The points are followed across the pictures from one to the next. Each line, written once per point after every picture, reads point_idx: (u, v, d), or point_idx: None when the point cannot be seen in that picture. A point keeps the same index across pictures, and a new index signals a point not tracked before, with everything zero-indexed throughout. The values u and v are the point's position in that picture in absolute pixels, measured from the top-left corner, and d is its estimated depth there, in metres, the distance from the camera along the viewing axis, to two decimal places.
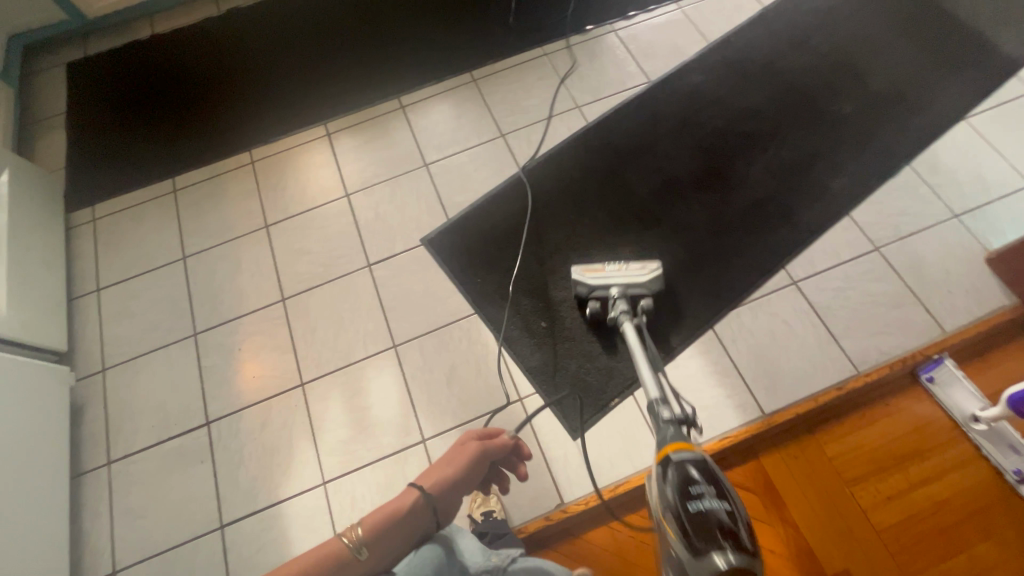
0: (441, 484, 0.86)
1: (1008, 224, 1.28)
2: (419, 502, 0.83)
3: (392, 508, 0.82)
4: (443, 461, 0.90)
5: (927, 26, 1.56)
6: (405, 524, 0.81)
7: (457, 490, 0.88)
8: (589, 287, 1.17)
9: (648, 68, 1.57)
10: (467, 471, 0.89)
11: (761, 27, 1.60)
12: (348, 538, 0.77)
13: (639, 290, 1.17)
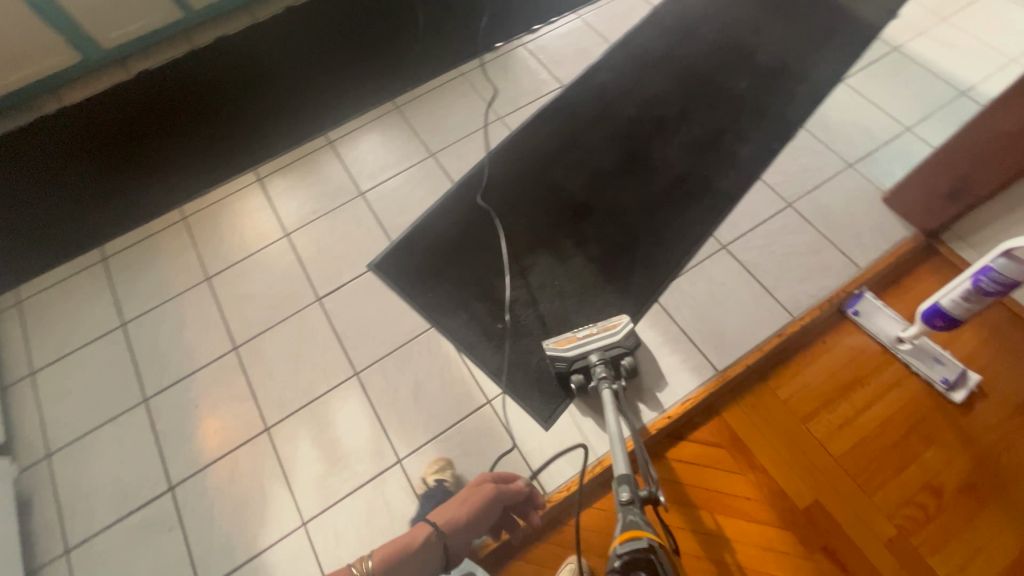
0: (453, 524, 0.94)
1: (895, 165, 1.42)
2: (430, 539, 0.91)
3: (402, 543, 0.90)
4: (460, 500, 0.97)
5: (797, 5, 1.74)
6: (414, 557, 0.90)
7: (468, 531, 0.95)
8: (566, 360, 1.13)
9: (560, 73, 1.66)
10: (480, 512, 0.96)
11: (654, 24, 1.74)
12: (358, 568, 0.85)
13: (616, 350, 1.14)
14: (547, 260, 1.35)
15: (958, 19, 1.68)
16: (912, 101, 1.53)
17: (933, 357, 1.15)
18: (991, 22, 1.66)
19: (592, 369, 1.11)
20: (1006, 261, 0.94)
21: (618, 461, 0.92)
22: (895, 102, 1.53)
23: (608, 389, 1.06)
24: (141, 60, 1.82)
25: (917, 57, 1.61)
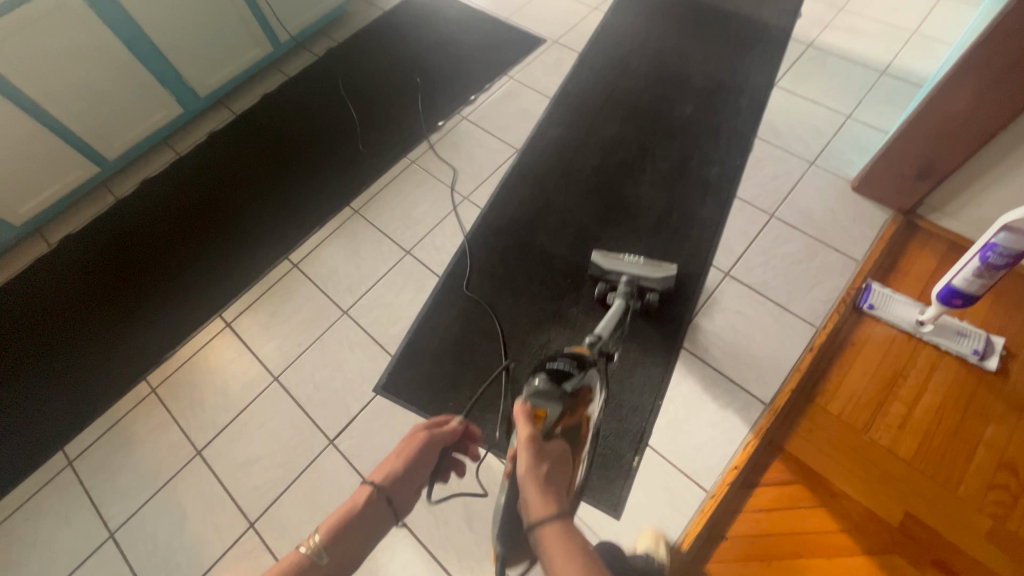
0: (394, 477, 0.83)
1: (851, 154, 1.48)
2: (374, 501, 0.80)
3: (351, 506, 0.79)
4: (395, 454, 0.86)
5: (709, 24, 1.83)
6: (366, 520, 0.79)
7: (410, 482, 0.85)
8: (601, 267, 1.26)
9: (510, 137, 1.64)
10: (418, 456, 0.87)
11: (585, 69, 1.76)
12: (307, 546, 0.73)
13: (649, 282, 1.23)
14: (560, 334, 1.29)
15: (853, 6, 1.81)
16: (843, 90, 1.62)
17: (956, 331, 1.17)
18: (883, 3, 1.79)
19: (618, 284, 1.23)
20: (1008, 235, 0.96)
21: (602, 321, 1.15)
22: (829, 94, 1.61)
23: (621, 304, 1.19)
24: (59, 226, 1.67)
25: (832, 49, 1.71)
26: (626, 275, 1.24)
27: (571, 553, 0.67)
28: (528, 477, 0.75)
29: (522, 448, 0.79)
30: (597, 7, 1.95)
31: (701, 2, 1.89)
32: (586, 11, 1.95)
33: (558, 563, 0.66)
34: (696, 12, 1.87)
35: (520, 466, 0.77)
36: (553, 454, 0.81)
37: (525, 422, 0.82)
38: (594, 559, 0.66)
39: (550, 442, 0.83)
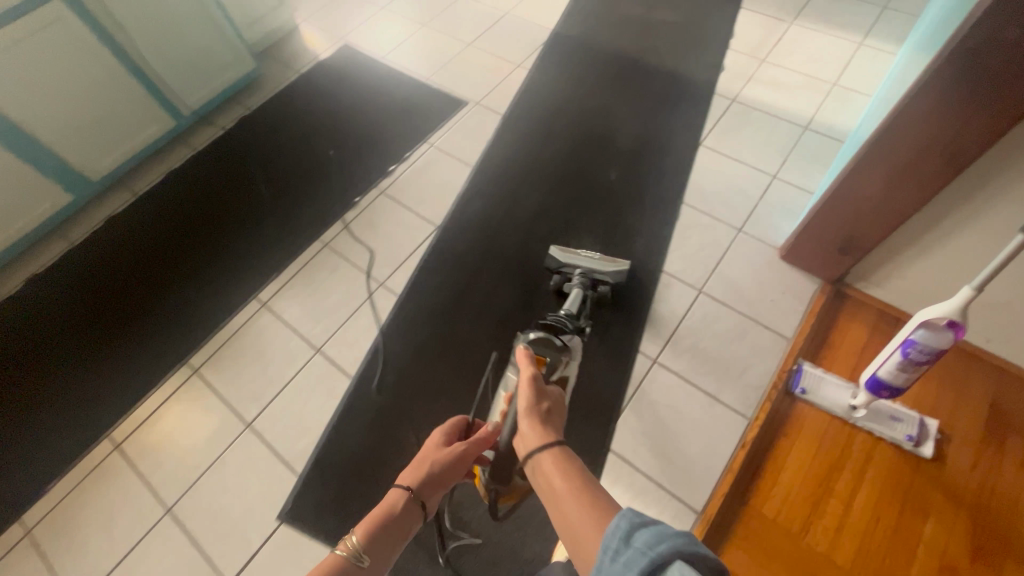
0: (426, 479, 0.87)
1: (778, 219, 1.44)
2: (407, 504, 0.84)
3: (386, 508, 0.83)
4: (429, 456, 0.91)
5: (633, 80, 1.78)
6: (397, 522, 0.83)
7: (441, 484, 0.89)
8: (557, 260, 1.30)
9: (430, 212, 1.55)
10: (453, 462, 0.90)
11: (507, 133, 1.69)
12: (345, 549, 0.76)
13: (601, 275, 1.29)
14: None
15: (774, 57, 1.79)
16: (767, 148, 1.59)
17: (889, 416, 1.12)
18: (802, 53, 1.78)
19: (573, 277, 1.28)
20: (926, 330, 0.92)
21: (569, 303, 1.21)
22: (753, 153, 1.58)
23: (580, 294, 1.24)
24: None
25: (756, 104, 1.68)
26: (580, 267, 1.30)
27: (566, 471, 0.73)
28: (527, 408, 0.86)
29: (522, 384, 0.92)
30: (519, 63, 1.89)
31: (625, 56, 1.85)
32: (509, 68, 1.88)
33: (555, 480, 0.72)
34: (619, 68, 1.83)
35: (519, 401, 0.89)
36: (551, 395, 0.91)
37: (527, 363, 0.96)
38: (590, 475, 0.71)
39: (547, 387, 0.95)
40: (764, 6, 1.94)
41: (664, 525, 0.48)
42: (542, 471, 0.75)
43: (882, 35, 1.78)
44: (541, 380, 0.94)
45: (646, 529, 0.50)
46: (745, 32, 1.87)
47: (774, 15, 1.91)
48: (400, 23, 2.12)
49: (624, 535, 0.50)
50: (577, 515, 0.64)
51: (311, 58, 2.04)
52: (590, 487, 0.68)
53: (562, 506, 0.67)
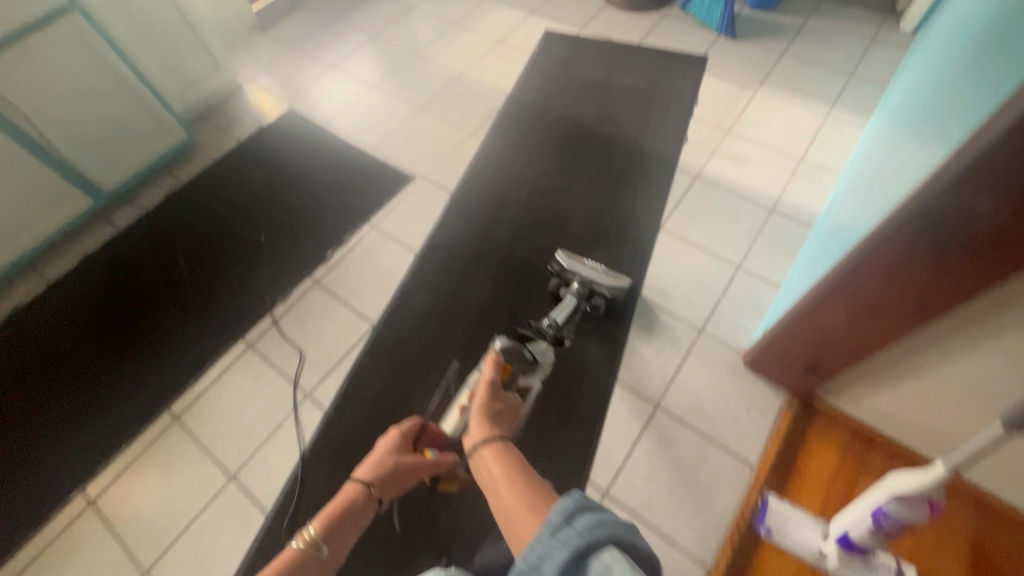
0: (390, 477, 0.80)
1: (741, 317, 1.33)
2: (368, 501, 0.75)
3: (345, 501, 0.74)
4: (387, 454, 0.84)
5: (591, 152, 1.68)
6: (355, 520, 0.74)
7: (401, 486, 0.82)
8: (557, 265, 1.28)
9: (369, 306, 1.42)
10: (414, 465, 0.83)
11: (456, 212, 1.58)
12: (302, 541, 0.66)
13: (600, 286, 1.28)
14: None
15: (739, 127, 1.70)
16: (731, 232, 1.49)
17: None
18: (768, 123, 1.70)
19: (570, 285, 1.27)
20: (899, 503, 0.80)
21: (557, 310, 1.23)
22: (716, 237, 1.48)
23: (570, 305, 1.23)
24: None
25: (719, 181, 1.59)
26: (580, 277, 1.27)
27: (504, 462, 0.72)
28: (482, 412, 0.86)
29: (483, 391, 0.93)
30: (473, 131, 1.78)
31: (584, 125, 1.75)
32: (462, 136, 1.76)
33: (492, 470, 0.71)
34: (578, 138, 1.72)
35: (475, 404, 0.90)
36: (507, 402, 0.94)
37: (490, 373, 0.97)
38: (526, 463, 0.71)
39: (507, 396, 0.96)
40: (729, 71, 1.86)
41: (606, 510, 0.44)
42: (482, 463, 0.73)
43: (849, 106, 1.70)
44: (501, 390, 0.95)
45: (590, 513, 0.44)
46: (709, 100, 1.79)
47: (739, 82, 1.83)
48: (350, 83, 2.00)
49: (567, 515, 0.45)
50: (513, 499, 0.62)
51: (253, 122, 1.91)
52: (527, 474, 0.67)
53: (498, 493, 0.66)
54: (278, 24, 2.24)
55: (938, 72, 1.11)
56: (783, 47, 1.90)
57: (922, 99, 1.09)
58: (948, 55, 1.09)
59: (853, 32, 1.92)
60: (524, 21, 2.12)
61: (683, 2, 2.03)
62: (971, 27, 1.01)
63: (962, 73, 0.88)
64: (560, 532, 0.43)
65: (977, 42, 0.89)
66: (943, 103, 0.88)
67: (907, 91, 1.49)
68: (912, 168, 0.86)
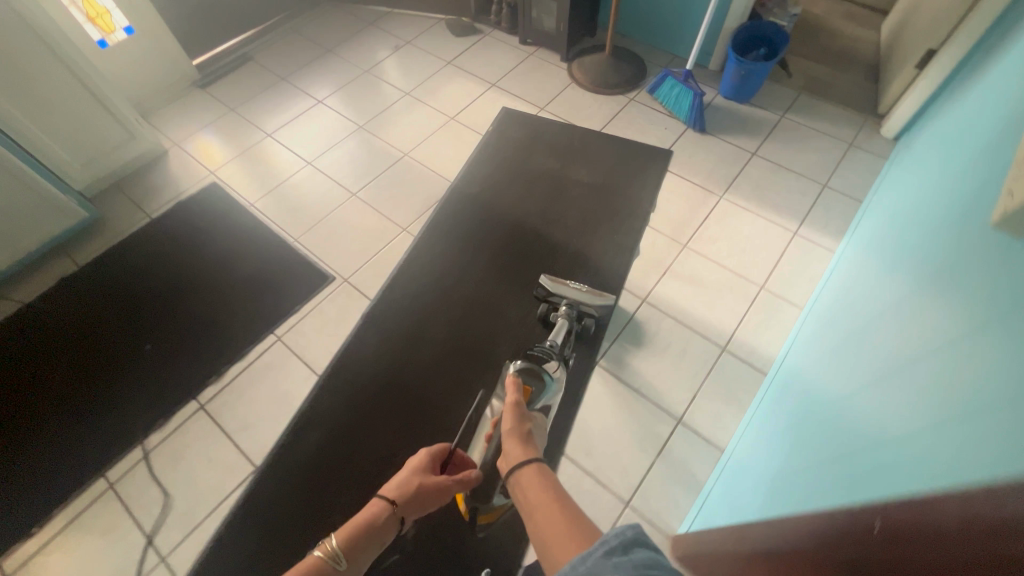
0: (407, 497, 0.95)
1: (675, 488, 1.17)
2: (384, 517, 0.91)
3: (365, 519, 0.89)
4: (418, 478, 0.97)
5: (531, 263, 1.52)
6: (377, 535, 0.89)
7: (428, 502, 0.97)
8: (546, 289, 1.29)
9: (255, 443, 1.24)
10: (439, 487, 0.97)
11: (372, 328, 1.40)
12: (325, 550, 0.82)
13: (587, 306, 1.30)
14: None
15: (698, 241, 1.54)
16: (675, 373, 1.32)
17: None
18: (731, 238, 1.54)
19: (559, 307, 1.29)
20: None
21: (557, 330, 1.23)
22: (657, 381, 1.31)
23: (564, 329, 1.24)
24: None
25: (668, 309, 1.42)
26: (568, 299, 1.29)
27: (540, 484, 0.79)
28: (514, 433, 0.92)
29: (508, 412, 0.97)
30: (407, 225, 1.61)
31: (527, 229, 1.59)
32: (394, 231, 1.60)
33: (528, 491, 0.79)
34: (520, 244, 1.57)
35: (507, 425, 0.94)
36: (533, 421, 0.99)
37: (514, 394, 1.00)
38: (565, 492, 0.77)
39: (531, 414, 1.01)
40: (695, 170, 1.70)
41: (657, 553, 0.50)
42: (519, 490, 0.79)
43: (818, 225, 1.55)
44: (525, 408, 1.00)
45: (644, 550, 0.51)
46: (670, 204, 1.62)
47: (703, 185, 1.66)
48: (286, 156, 1.84)
49: (622, 544, 0.51)
50: (552, 527, 0.68)
51: (170, 195, 1.73)
52: (561, 501, 0.74)
53: (535, 516, 0.73)
54: (220, 79, 2.08)
55: (920, 255, 0.93)
56: (755, 146, 1.75)
57: (900, 288, 0.92)
58: (934, 239, 0.92)
59: (831, 133, 1.78)
60: (481, 93, 1.96)
61: (652, 87, 1.87)
62: (960, 218, 0.84)
63: (934, 306, 0.69)
64: (618, 558, 0.50)
65: (956, 267, 0.71)
66: (910, 342, 0.70)
67: (882, 224, 1.34)
68: (885, 422, 0.62)
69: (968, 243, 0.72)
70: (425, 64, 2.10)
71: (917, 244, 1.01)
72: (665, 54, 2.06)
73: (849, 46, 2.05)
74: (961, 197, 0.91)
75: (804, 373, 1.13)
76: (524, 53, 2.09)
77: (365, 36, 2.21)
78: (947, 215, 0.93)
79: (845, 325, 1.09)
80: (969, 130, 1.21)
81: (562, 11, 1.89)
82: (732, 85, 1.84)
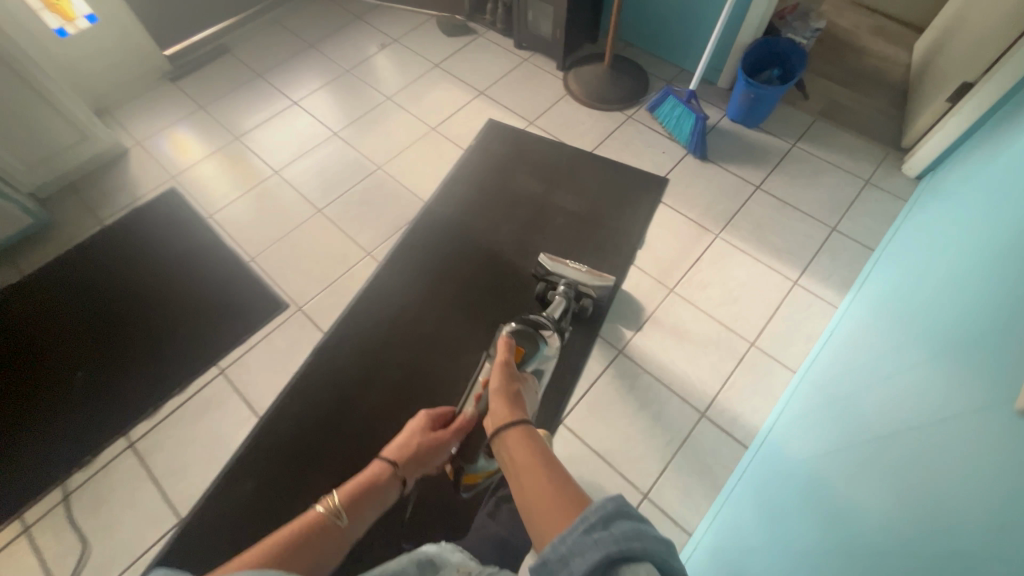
0: (405, 454, 0.95)
1: None
2: (385, 474, 0.89)
3: (366, 479, 0.88)
4: (416, 437, 0.98)
5: (502, 300, 1.39)
6: (378, 494, 0.87)
7: (425, 460, 0.96)
8: (544, 268, 1.29)
9: (182, 491, 1.14)
10: (435, 442, 0.97)
11: (323, 367, 1.29)
12: (325, 506, 0.79)
13: (586, 288, 1.29)
14: None
15: (686, 286, 1.40)
16: (646, 439, 1.20)
17: None
18: (723, 284, 1.39)
19: (557, 287, 1.28)
20: None
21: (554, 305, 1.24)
22: (626, 448, 1.19)
23: (562, 306, 1.23)
24: None
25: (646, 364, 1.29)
26: (566, 279, 1.29)
27: (528, 444, 0.73)
28: (502, 391, 0.88)
29: (497, 371, 0.95)
30: (371, 249, 1.49)
31: (501, 261, 1.46)
32: (357, 254, 1.48)
33: (517, 450, 0.72)
34: (491, 276, 1.43)
35: (493, 383, 0.92)
36: (521, 383, 0.96)
37: (504, 354, 1.00)
38: (549, 452, 0.71)
39: (522, 376, 0.98)
40: (691, 202, 1.55)
41: (644, 522, 0.45)
42: (506, 450, 0.74)
43: (822, 275, 1.40)
44: (515, 369, 0.98)
45: (629, 521, 0.46)
46: (659, 241, 1.48)
47: (699, 221, 1.51)
48: (253, 163, 1.71)
49: (605, 517, 0.47)
50: (538, 490, 0.61)
51: (125, 200, 1.62)
52: (550, 462, 0.68)
53: (520, 478, 0.66)
54: (194, 72, 1.95)
55: (935, 344, 0.76)
56: (760, 178, 1.59)
57: (906, 385, 0.74)
58: (954, 327, 0.74)
59: (845, 168, 1.61)
60: (467, 102, 1.81)
61: (651, 105, 1.71)
62: (995, 316, 0.65)
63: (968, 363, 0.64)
64: (597, 531, 0.45)
65: (995, 406, 0.53)
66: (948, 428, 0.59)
67: (900, 278, 1.15)
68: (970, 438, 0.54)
69: (1014, 372, 0.53)
70: (411, 66, 1.95)
71: (931, 321, 0.83)
72: (672, 67, 1.88)
73: (876, 66, 1.86)
74: (995, 278, 0.73)
75: (789, 459, 0.97)
76: (518, 58, 1.93)
77: (350, 31, 2.06)
78: (975, 297, 0.75)
79: (838, 408, 0.93)
80: (1001, 175, 1.05)
81: (559, 15, 1.72)
82: (740, 107, 1.66)
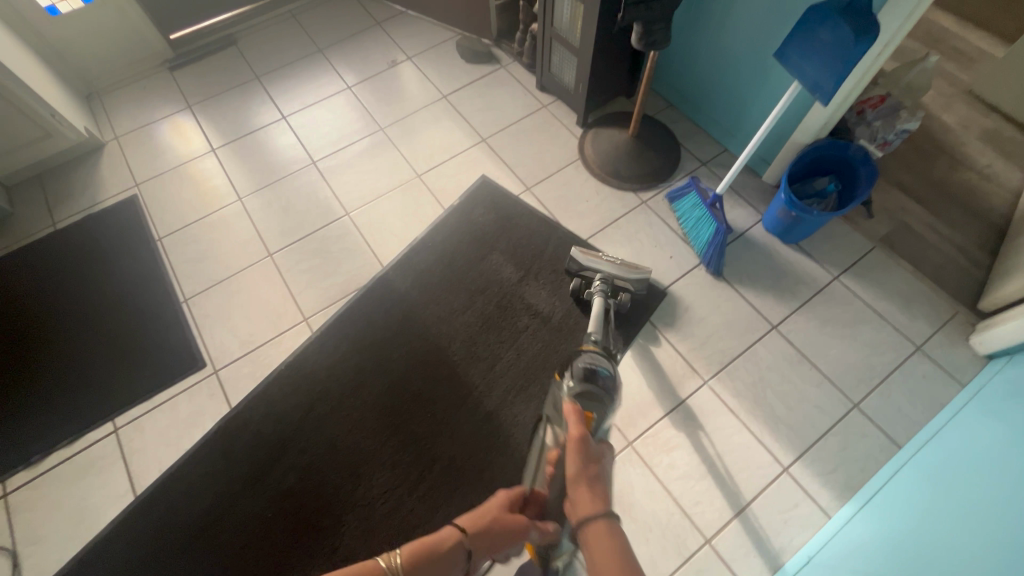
0: (487, 531, 0.69)
1: None
2: (456, 551, 0.67)
3: (434, 547, 0.66)
4: (497, 509, 0.71)
5: (430, 411, 1.20)
6: (440, 570, 0.66)
7: (502, 547, 0.70)
8: (579, 262, 1.22)
9: (36, 564, 1.06)
10: (518, 536, 0.70)
11: (216, 454, 1.16)
12: (386, 562, 0.63)
13: (623, 281, 1.21)
14: None
15: (647, 443, 1.16)
16: None
17: None
18: (694, 452, 1.14)
19: (593, 281, 1.20)
20: None
21: (594, 320, 1.05)
22: None
23: (602, 301, 1.12)
24: None
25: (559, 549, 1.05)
26: (601, 272, 1.21)
27: None
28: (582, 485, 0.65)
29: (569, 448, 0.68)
30: (308, 315, 1.33)
31: (444, 360, 1.26)
32: (292, 317, 1.33)
33: None
34: (428, 378, 1.24)
35: (570, 467, 0.67)
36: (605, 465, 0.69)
37: (576, 421, 0.71)
38: None
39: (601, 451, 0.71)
40: (684, 331, 1.28)
41: None
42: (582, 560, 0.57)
43: (821, 467, 1.12)
44: (593, 445, 0.70)
45: None
46: (632, 375, 1.23)
47: (686, 358, 1.25)
48: (219, 183, 1.57)
49: None
50: None
51: (82, 205, 1.52)
52: None
53: None
54: (194, 63, 1.83)
55: (964, 543, 0.72)
56: (780, 316, 1.29)
57: None
58: (985, 532, 0.71)
59: (894, 323, 1.28)
60: (464, 150, 1.59)
61: (672, 196, 1.43)
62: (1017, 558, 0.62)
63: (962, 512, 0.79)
64: None
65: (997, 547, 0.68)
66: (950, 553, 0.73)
67: (954, 433, 1.03)
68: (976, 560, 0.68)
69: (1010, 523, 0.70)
70: (416, 91, 1.73)
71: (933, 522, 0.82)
72: (713, 144, 1.57)
73: (974, 186, 1.47)
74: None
75: None
76: (536, 102, 1.67)
77: (365, 38, 1.86)
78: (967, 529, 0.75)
79: (864, 550, 0.89)
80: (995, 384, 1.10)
81: (583, 70, 1.45)
82: (778, 220, 1.34)
